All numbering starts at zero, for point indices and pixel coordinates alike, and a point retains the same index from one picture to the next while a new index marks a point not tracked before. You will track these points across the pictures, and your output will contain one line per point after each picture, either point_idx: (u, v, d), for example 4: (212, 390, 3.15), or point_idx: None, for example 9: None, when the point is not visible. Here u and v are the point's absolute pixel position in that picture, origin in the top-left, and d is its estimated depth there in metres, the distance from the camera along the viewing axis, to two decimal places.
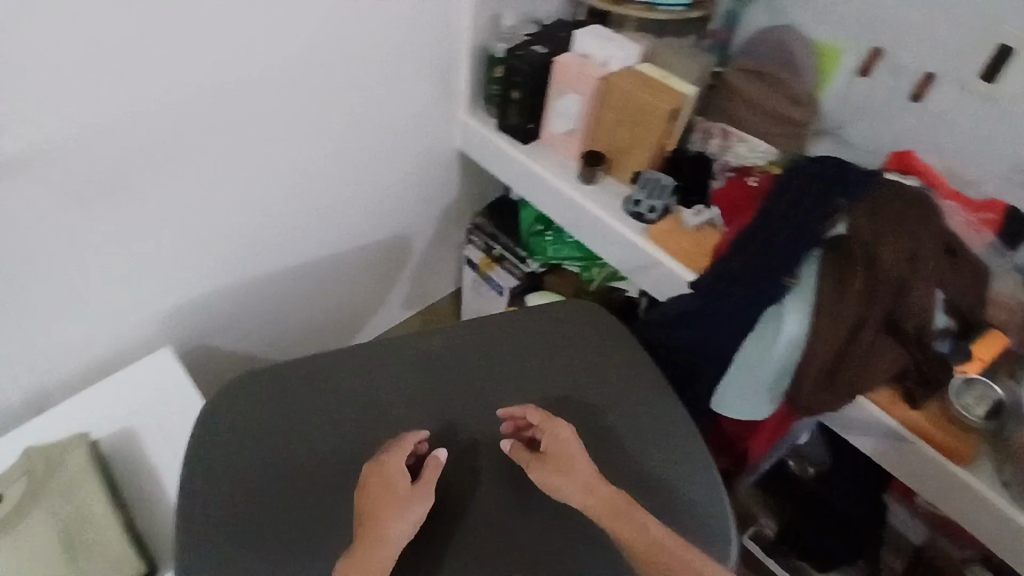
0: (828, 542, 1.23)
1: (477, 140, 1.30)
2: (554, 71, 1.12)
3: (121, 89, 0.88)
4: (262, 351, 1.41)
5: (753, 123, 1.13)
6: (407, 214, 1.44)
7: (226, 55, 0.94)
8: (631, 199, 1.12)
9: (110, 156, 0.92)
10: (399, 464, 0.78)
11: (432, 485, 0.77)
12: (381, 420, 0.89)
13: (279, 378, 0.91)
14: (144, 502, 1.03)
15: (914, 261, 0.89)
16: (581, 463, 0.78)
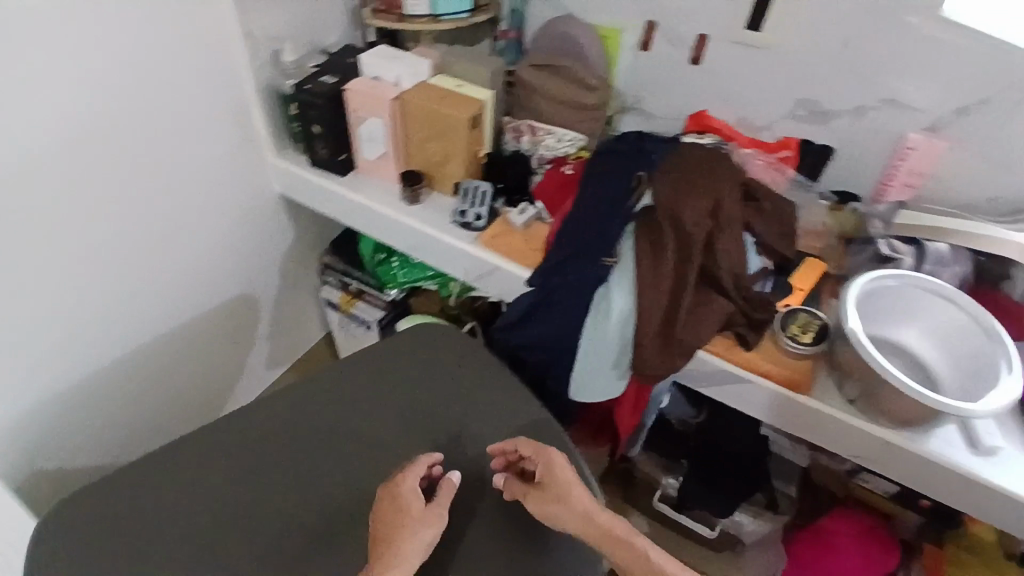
0: (726, 489, 1.26)
1: (292, 180, 1.25)
2: (347, 99, 1.09)
3: None
4: (119, 453, 1.29)
5: (555, 114, 1.15)
6: (245, 270, 1.36)
7: None
8: (457, 211, 1.11)
9: None
10: (414, 487, 0.83)
11: (446, 506, 0.83)
12: (256, 500, 0.88)
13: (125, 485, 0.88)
14: None
15: (715, 217, 0.94)
16: (571, 487, 0.84)
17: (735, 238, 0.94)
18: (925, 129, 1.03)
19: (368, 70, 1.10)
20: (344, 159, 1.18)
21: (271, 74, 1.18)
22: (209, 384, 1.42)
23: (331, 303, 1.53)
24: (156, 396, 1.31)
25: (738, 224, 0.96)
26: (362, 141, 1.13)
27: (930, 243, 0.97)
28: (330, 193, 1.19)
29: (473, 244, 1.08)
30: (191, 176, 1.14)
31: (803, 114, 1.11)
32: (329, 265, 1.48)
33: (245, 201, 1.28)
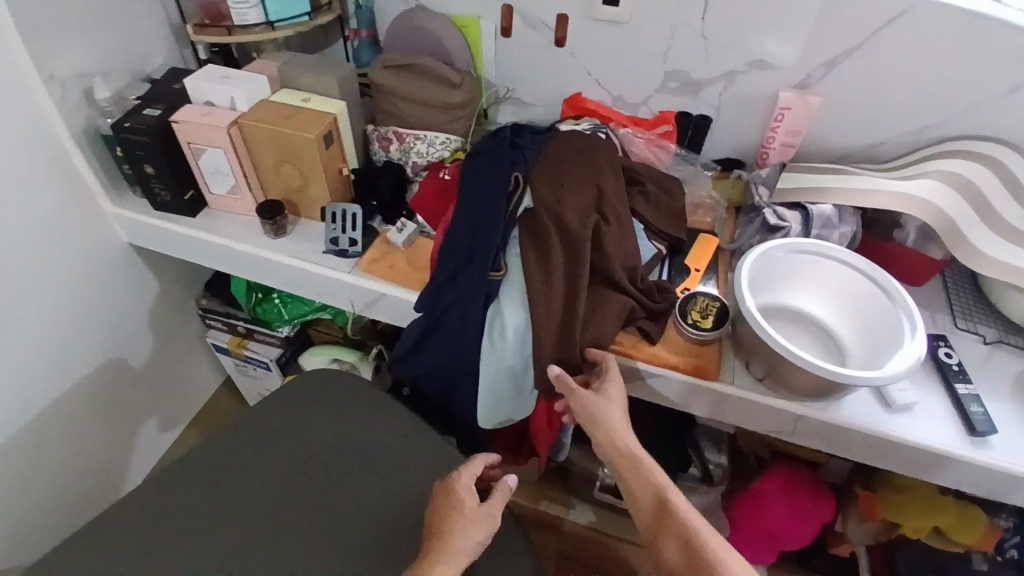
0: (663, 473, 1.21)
1: (140, 229, 1.09)
2: (178, 131, 0.96)
3: None
4: None
5: (420, 118, 1.05)
6: (111, 339, 1.18)
7: None
8: (328, 237, 1.00)
9: None
10: (470, 482, 0.80)
11: (499, 510, 0.79)
12: None
13: None
14: None
15: (596, 211, 0.90)
16: (615, 410, 0.79)
17: (620, 229, 0.90)
18: (795, 87, 1.01)
19: (197, 96, 0.98)
20: (191, 197, 1.04)
21: (87, 114, 1.01)
22: (96, 474, 1.24)
23: (218, 347, 1.32)
24: (31, 504, 1.12)
25: (623, 214, 0.91)
26: (207, 175, 1.01)
27: (813, 205, 0.94)
28: (185, 239, 1.05)
29: (352, 272, 0.98)
30: (15, 249, 0.96)
31: (675, 86, 1.07)
32: (208, 308, 1.29)
33: (91, 262, 1.10)
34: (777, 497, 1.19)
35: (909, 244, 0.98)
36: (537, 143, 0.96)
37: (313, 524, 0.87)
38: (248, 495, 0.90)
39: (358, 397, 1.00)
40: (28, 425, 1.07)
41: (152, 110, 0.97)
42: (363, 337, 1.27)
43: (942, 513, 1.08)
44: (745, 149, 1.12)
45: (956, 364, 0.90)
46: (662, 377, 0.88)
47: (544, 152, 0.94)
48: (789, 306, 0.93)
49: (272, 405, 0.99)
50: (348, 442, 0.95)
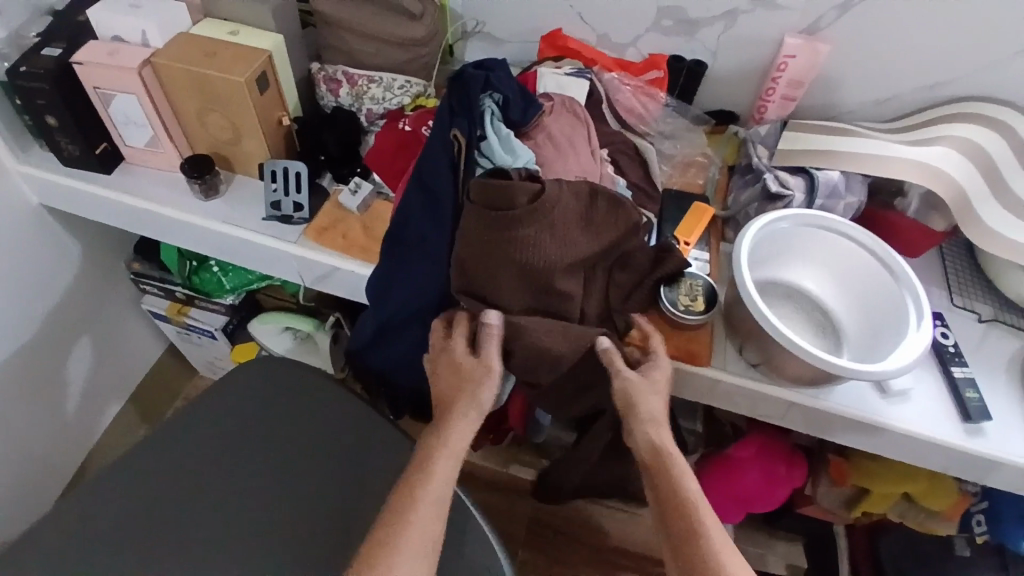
0: None
1: (49, 189, 0.93)
2: (81, 75, 0.80)
3: None
4: None
5: (374, 55, 0.90)
6: (28, 316, 1.03)
7: None
8: (269, 200, 0.86)
9: None
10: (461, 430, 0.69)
11: (462, 434, 0.69)
12: None
13: None
14: None
15: (582, 253, 0.74)
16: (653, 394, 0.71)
17: (608, 266, 0.77)
18: (802, 33, 0.89)
19: (103, 29, 0.81)
20: (105, 151, 0.89)
21: None
22: (25, 463, 1.11)
23: (156, 315, 1.19)
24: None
25: (620, 242, 0.75)
26: (120, 126, 0.86)
27: (819, 171, 0.85)
28: (102, 202, 0.90)
29: (299, 243, 0.85)
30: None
31: (669, 25, 0.94)
32: (141, 273, 1.14)
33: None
34: (751, 466, 1.16)
35: (911, 213, 0.90)
36: (508, 70, 0.84)
37: (268, 531, 0.79)
38: (191, 502, 0.80)
39: (309, 384, 0.89)
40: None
41: (50, 48, 0.81)
42: (319, 304, 1.14)
43: (915, 481, 1.07)
44: (744, 99, 1.01)
45: (952, 346, 0.85)
46: None
47: (487, 180, 0.71)
48: (787, 283, 0.86)
49: (211, 398, 0.88)
50: (303, 434, 0.85)
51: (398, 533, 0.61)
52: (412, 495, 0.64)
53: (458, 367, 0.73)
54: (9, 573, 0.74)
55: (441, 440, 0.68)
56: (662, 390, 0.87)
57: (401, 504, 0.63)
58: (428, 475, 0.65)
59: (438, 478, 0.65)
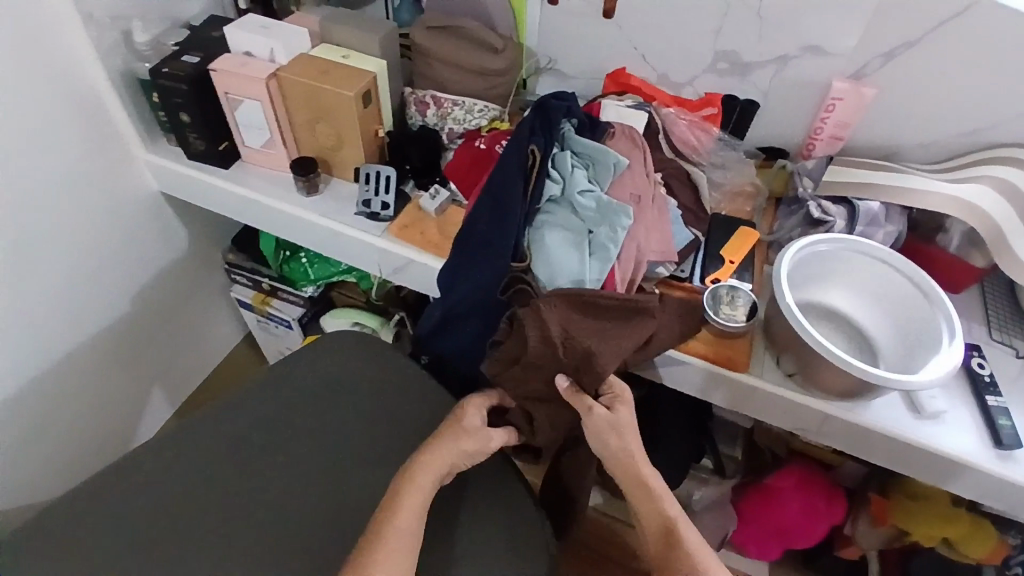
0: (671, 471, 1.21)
1: (171, 178, 1.09)
2: (216, 81, 0.95)
3: None
4: (28, 499, 1.14)
5: (459, 82, 1.04)
6: (133, 286, 1.19)
7: None
8: (361, 199, 0.99)
9: None
10: (439, 465, 0.76)
11: (438, 472, 0.76)
12: (162, 555, 0.81)
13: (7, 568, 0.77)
14: None
15: (594, 333, 0.77)
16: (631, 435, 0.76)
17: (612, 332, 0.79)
18: (849, 78, 0.98)
19: (236, 45, 0.97)
20: (225, 148, 1.04)
21: (124, 58, 0.99)
22: (112, 420, 1.25)
23: (242, 303, 1.36)
24: (45, 450, 1.13)
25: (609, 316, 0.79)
26: (242, 129, 1.01)
27: (860, 201, 0.93)
28: (216, 190, 1.05)
29: (382, 237, 0.97)
30: (38, 192, 0.96)
31: (724, 67, 1.04)
32: (235, 263, 1.31)
33: (120, 207, 1.10)
34: (791, 497, 1.18)
35: (953, 249, 0.94)
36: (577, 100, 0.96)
37: (324, 486, 0.88)
38: (258, 453, 0.90)
39: (374, 361, 0.99)
40: (43, 373, 1.07)
41: (190, 57, 0.96)
42: (385, 303, 1.27)
43: (956, 525, 1.06)
44: (793, 137, 1.08)
45: (988, 377, 0.88)
46: (688, 365, 0.87)
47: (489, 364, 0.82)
48: (825, 304, 0.92)
49: (284, 365, 0.98)
50: (363, 404, 0.95)
51: (379, 536, 0.69)
52: (392, 509, 0.71)
53: (449, 424, 0.80)
54: (103, 490, 0.85)
55: (406, 481, 0.74)
56: (706, 398, 0.92)
57: (383, 523, 0.70)
58: (414, 503, 0.72)
59: (402, 518, 0.71)
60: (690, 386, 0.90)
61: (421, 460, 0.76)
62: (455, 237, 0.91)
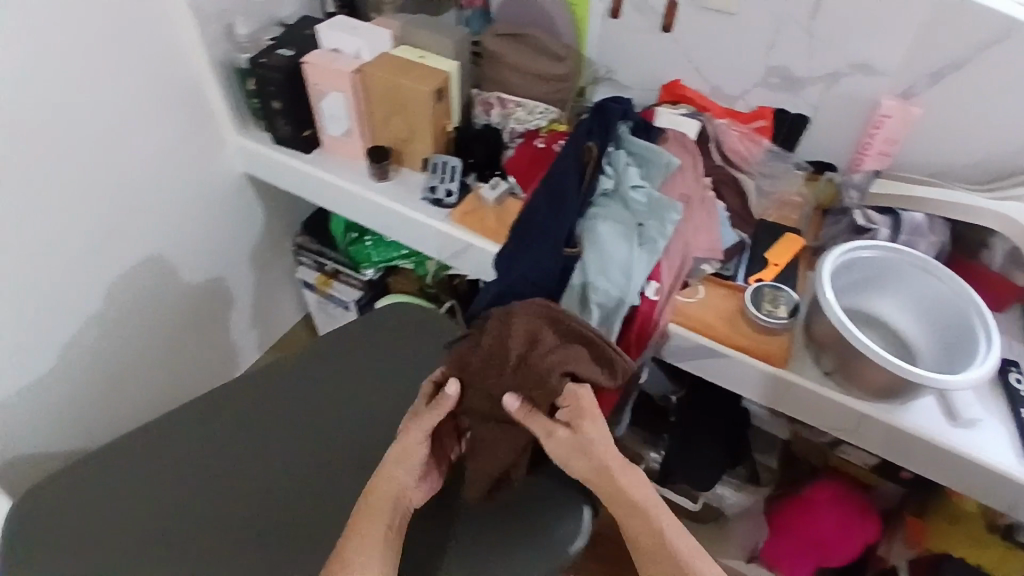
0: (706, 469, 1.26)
1: (258, 160, 1.20)
2: (307, 73, 1.06)
3: None
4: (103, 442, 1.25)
5: (523, 85, 1.12)
6: (212, 256, 1.30)
7: None
8: (428, 186, 1.09)
9: None
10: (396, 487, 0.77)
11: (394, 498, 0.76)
12: (227, 488, 0.89)
13: (95, 484, 0.87)
14: None
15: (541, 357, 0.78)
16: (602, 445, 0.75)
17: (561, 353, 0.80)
18: (898, 96, 1.01)
19: (326, 42, 1.07)
20: (308, 135, 1.14)
21: (225, 49, 1.11)
22: (182, 379, 1.37)
23: (306, 285, 1.47)
24: (123, 398, 1.24)
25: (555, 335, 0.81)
26: (325, 119, 1.11)
27: (905, 212, 0.98)
28: (297, 172, 1.15)
29: (445, 222, 1.06)
30: (142, 161, 1.08)
31: (776, 82, 1.09)
32: (304, 245, 1.42)
33: (208, 183, 1.22)
34: (824, 512, 1.19)
35: (998, 265, 0.96)
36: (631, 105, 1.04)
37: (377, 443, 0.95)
38: (317, 409, 0.98)
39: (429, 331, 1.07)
40: (132, 326, 1.18)
41: (285, 50, 1.07)
42: (438, 290, 1.36)
43: (990, 549, 1.07)
44: (842, 152, 1.12)
45: None
46: (727, 357, 0.93)
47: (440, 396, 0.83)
48: (868, 311, 0.95)
49: (344, 332, 1.06)
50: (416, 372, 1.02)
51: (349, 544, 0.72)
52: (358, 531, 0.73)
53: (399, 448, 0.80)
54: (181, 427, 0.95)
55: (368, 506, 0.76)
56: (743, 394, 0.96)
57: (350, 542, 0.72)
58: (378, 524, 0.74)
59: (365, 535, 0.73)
60: (729, 380, 0.95)
61: (382, 485, 0.77)
62: (514, 225, 0.99)
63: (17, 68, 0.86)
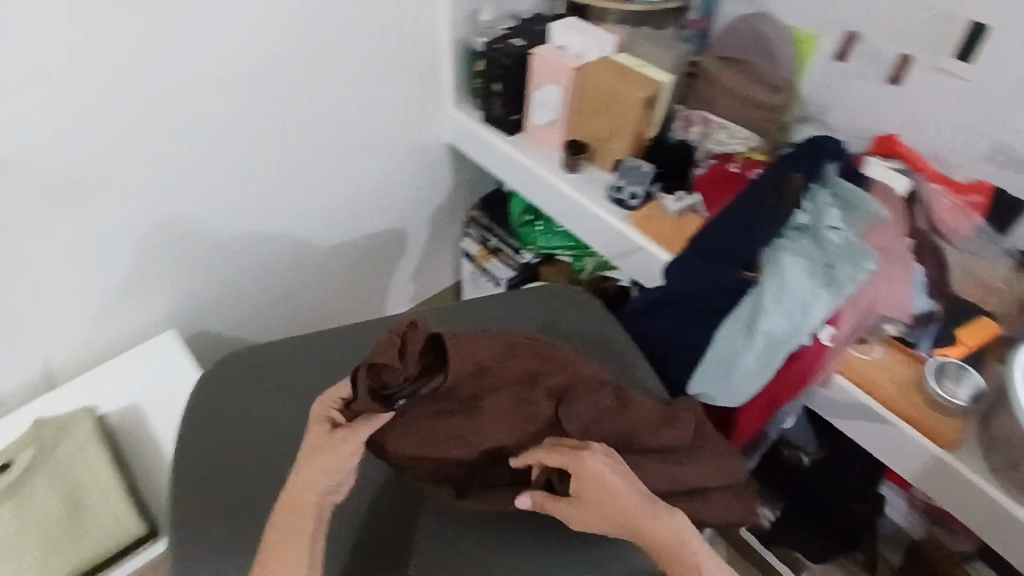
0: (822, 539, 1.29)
1: (463, 133, 1.33)
2: (533, 62, 1.15)
3: (140, 94, 0.97)
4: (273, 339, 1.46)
5: (733, 108, 1.18)
6: (400, 209, 1.46)
7: (227, 59, 1.02)
8: (613, 185, 1.14)
9: (140, 165, 1.03)
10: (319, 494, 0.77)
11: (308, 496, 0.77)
12: None
13: (282, 364, 1.04)
14: (146, 466, 1.07)
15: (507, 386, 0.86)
16: (610, 482, 0.75)
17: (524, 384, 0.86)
18: None
19: (554, 39, 1.16)
20: (515, 120, 1.25)
21: (466, 31, 1.23)
22: (347, 308, 1.55)
23: (468, 255, 1.60)
24: (299, 308, 1.44)
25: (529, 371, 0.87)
26: (535, 107, 1.19)
27: None
28: (496, 150, 1.26)
29: (623, 223, 1.12)
30: (371, 112, 1.25)
31: (1010, 158, 1.01)
32: (475, 219, 1.56)
33: (416, 145, 1.37)
34: None
35: None
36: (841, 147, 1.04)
37: None
38: None
39: (581, 317, 1.13)
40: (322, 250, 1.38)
41: (517, 40, 1.19)
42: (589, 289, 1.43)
43: None
44: None
45: None
46: (885, 422, 0.93)
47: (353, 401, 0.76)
48: None
49: (504, 299, 1.16)
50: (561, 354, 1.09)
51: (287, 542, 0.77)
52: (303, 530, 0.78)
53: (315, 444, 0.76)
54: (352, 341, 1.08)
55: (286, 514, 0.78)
56: (889, 466, 0.96)
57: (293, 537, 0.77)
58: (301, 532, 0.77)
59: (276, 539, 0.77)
60: (877, 445, 0.96)
61: (297, 492, 0.77)
62: (692, 237, 1.05)
63: (296, 17, 1.05)
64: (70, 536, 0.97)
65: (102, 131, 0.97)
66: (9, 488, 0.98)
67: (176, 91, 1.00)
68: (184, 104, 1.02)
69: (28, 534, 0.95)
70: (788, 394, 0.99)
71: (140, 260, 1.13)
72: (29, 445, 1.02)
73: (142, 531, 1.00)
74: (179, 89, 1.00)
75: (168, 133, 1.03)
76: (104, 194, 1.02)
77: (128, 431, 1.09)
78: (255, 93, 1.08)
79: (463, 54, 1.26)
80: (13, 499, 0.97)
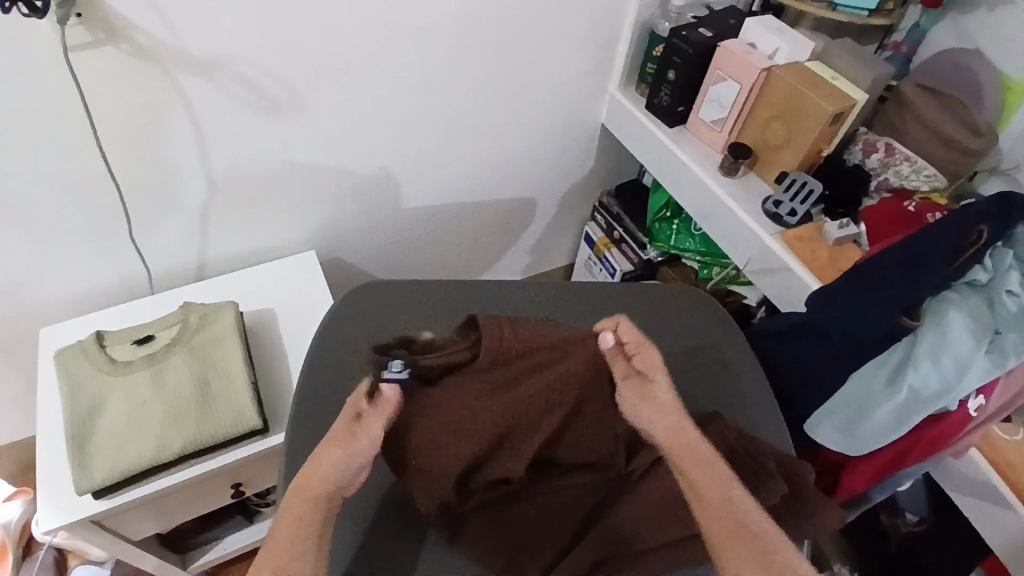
0: None
1: (621, 117, 1.31)
2: (718, 56, 1.11)
3: (338, 32, 1.00)
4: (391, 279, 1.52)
5: (923, 143, 1.09)
6: (537, 181, 1.46)
7: (426, 9, 1.02)
8: (772, 198, 1.09)
9: (323, 96, 1.07)
10: (323, 479, 0.73)
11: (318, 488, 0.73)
12: None
13: (410, 303, 1.08)
14: (270, 365, 1.15)
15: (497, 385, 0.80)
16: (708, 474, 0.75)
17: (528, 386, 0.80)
18: None
19: (746, 34, 1.11)
20: (680, 112, 1.22)
21: (652, 13, 1.20)
22: (463, 265, 1.59)
23: (589, 239, 1.60)
24: (423, 255, 1.49)
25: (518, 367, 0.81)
26: (707, 101, 1.16)
27: None
28: (653, 139, 1.24)
29: (774, 238, 1.07)
30: (537, 81, 1.24)
31: None
32: (605, 205, 1.55)
33: (570, 119, 1.36)
34: None
35: None
36: None
37: None
38: None
39: (703, 323, 1.10)
40: (457, 206, 1.41)
41: (705, 31, 1.13)
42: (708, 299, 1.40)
43: None
44: None
45: None
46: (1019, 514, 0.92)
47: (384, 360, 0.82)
48: None
49: (629, 288, 1.14)
50: (678, 356, 1.06)
51: (304, 521, 0.71)
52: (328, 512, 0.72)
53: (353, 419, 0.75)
54: (479, 298, 1.10)
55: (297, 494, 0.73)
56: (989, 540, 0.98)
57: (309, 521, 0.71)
58: (315, 520, 0.71)
59: (290, 523, 0.71)
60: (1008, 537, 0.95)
61: (316, 479, 0.73)
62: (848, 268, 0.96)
63: None
64: (198, 411, 1.03)
65: (300, 60, 1.01)
66: (152, 357, 1.07)
67: (373, 33, 1.02)
68: (382, 46, 1.05)
69: (160, 399, 1.03)
70: (916, 455, 0.94)
71: (299, 182, 1.19)
72: (175, 323, 1.11)
73: (258, 425, 1.04)
74: (375, 31, 1.02)
75: (354, 71, 1.06)
76: (288, 118, 1.08)
77: (259, 331, 1.18)
78: (444, 47, 1.09)
79: (643, 36, 1.24)
80: (153, 368, 1.06)
